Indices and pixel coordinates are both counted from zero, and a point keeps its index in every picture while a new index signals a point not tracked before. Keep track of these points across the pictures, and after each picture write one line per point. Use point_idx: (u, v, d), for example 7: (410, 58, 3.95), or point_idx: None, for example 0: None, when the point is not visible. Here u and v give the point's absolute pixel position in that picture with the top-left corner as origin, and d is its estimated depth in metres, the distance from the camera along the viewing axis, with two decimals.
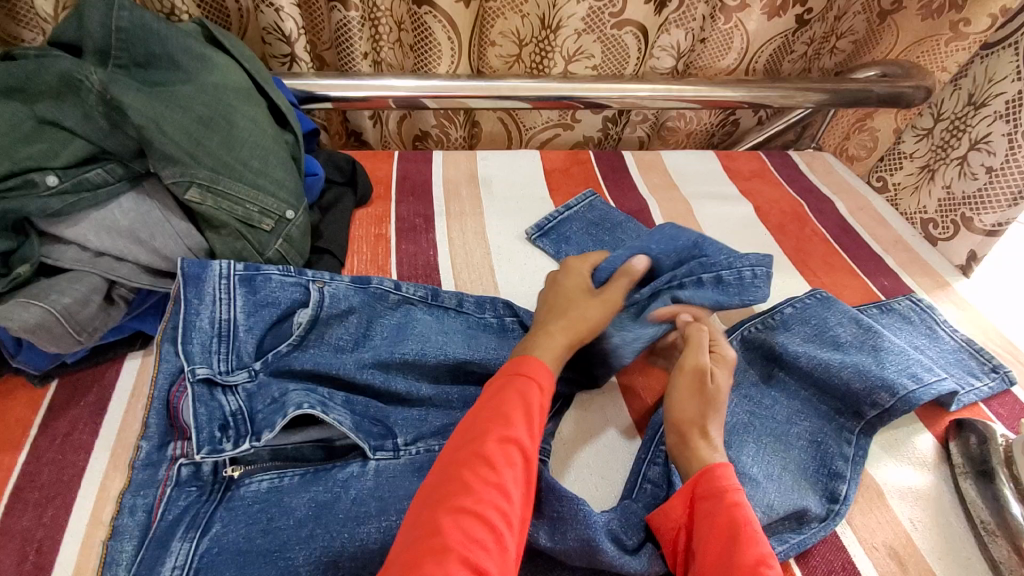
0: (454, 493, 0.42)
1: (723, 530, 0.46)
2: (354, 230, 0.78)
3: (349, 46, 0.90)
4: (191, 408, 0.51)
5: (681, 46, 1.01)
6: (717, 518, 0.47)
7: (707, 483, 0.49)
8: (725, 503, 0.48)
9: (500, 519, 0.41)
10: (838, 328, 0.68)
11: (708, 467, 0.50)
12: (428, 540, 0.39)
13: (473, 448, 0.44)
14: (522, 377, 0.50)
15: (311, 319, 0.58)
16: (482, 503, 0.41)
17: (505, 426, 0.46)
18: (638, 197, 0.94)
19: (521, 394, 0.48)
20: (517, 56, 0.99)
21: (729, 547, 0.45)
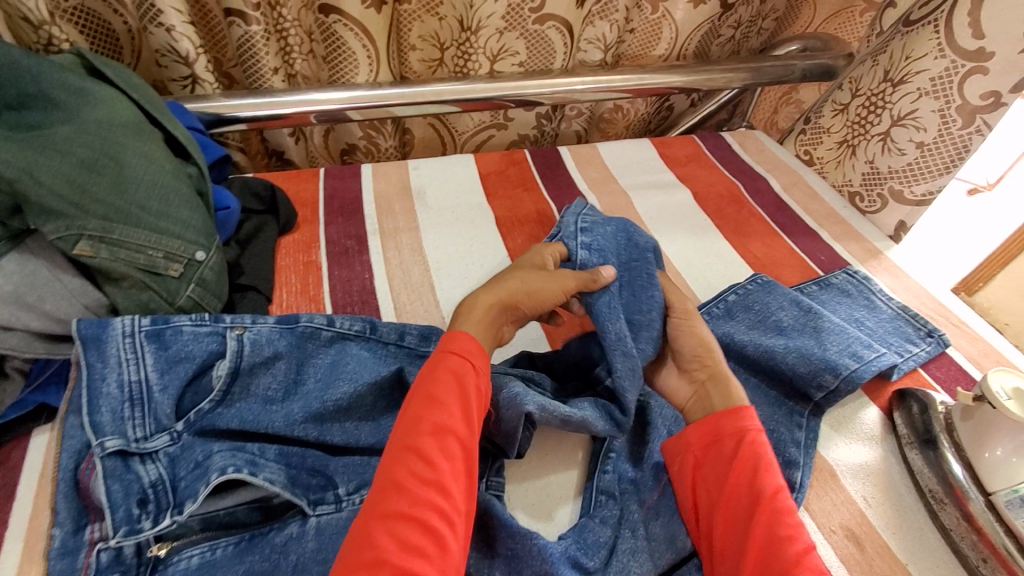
0: (389, 495, 0.43)
1: (750, 467, 0.50)
2: (280, 259, 0.73)
3: (255, 62, 0.84)
4: (102, 486, 0.47)
5: (607, 38, 0.99)
6: (743, 458, 0.51)
7: (731, 424, 0.53)
8: (750, 442, 0.51)
9: (437, 517, 0.43)
10: (779, 312, 0.68)
11: (732, 410, 0.54)
12: (360, 555, 0.40)
13: (405, 444, 0.46)
14: (456, 357, 0.51)
15: (231, 370, 0.55)
16: (417, 503, 0.43)
17: (439, 418, 0.47)
18: (577, 193, 0.92)
19: (452, 378, 0.49)
20: (440, 59, 0.96)
21: (751, 479, 0.49)
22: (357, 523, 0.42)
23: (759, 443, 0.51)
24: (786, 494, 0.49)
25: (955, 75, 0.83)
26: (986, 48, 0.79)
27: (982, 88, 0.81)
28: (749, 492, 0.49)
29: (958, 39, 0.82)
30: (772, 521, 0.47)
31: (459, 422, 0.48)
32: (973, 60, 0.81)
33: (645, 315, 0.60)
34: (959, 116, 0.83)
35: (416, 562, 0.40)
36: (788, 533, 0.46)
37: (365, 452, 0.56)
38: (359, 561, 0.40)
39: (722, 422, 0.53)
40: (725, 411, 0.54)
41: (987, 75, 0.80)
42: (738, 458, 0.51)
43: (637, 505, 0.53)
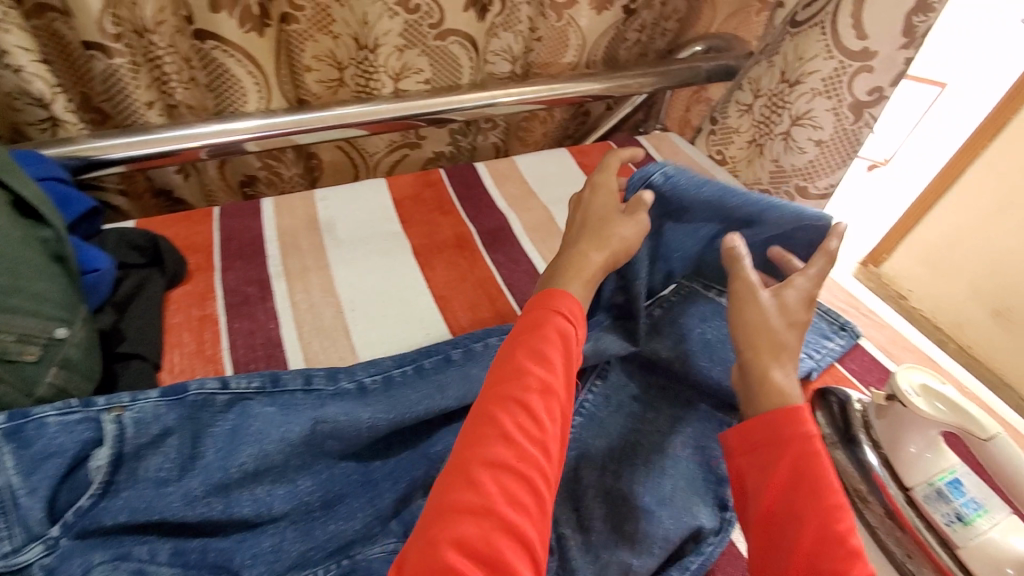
0: (491, 445, 0.43)
1: (798, 475, 0.47)
2: (169, 317, 0.66)
3: (126, 99, 0.76)
4: None
5: (514, 49, 0.97)
6: (793, 463, 0.47)
7: (782, 427, 0.49)
8: (809, 446, 0.48)
9: (541, 475, 0.43)
10: (704, 325, 0.67)
11: (784, 410, 0.50)
12: (465, 497, 0.40)
13: (509, 396, 0.45)
14: (564, 318, 0.50)
15: (111, 459, 0.49)
16: (524, 458, 0.43)
17: (544, 375, 0.47)
18: (496, 212, 0.89)
19: (557, 339, 0.49)
20: (340, 79, 0.89)
21: (792, 498, 0.46)
22: (457, 466, 0.42)
23: (816, 445, 0.48)
24: (846, 513, 0.45)
25: (843, 74, 0.87)
26: (869, 47, 0.83)
27: (868, 85, 0.86)
28: (789, 511, 0.46)
29: (844, 40, 0.85)
30: (825, 534, 0.44)
31: (561, 384, 0.47)
32: (857, 60, 0.85)
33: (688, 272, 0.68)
34: (850, 112, 0.88)
35: (513, 515, 0.40)
36: (833, 566, 0.42)
37: (279, 522, 0.51)
38: (460, 504, 0.40)
39: (774, 422, 0.50)
40: (773, 412, 0.50)
41: (871, 74, 0.85)
42: (790, 463, 0.47)
43: (576, 550, 0.52)
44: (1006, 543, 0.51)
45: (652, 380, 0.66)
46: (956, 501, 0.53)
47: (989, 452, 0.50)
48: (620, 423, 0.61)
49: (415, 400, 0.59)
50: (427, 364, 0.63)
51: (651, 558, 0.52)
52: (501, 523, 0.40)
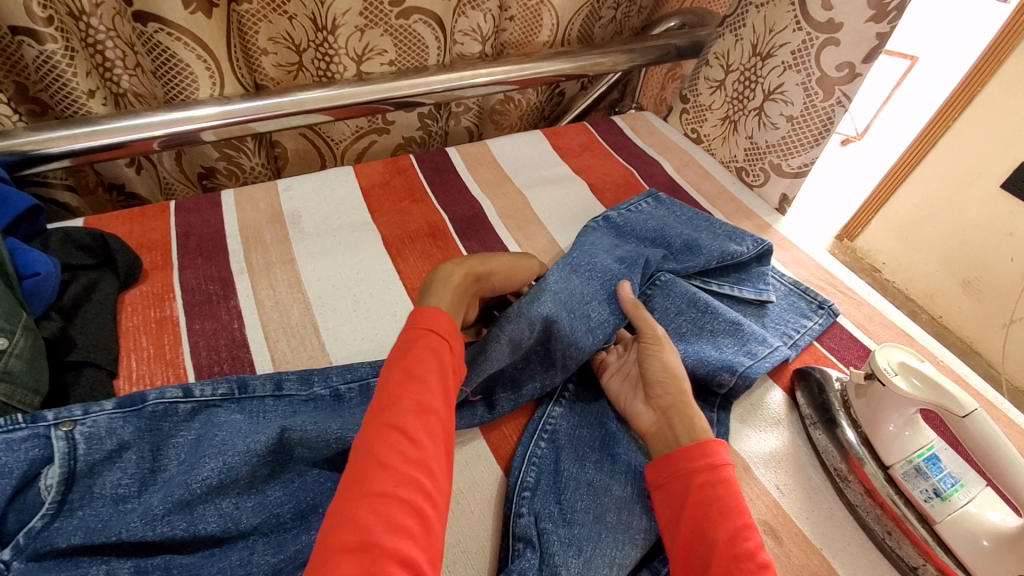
0: (372, 475, 0.40)
1: (709, 503, 0.48)
2: (124, 320, 0.62)
3: (62, 86, 0.70)
4: None
5: (483, 29, 0.93)
6: (704, 492, 0.48)
7: (690, 459, 0.50)
8: (712, 474, 0.49)
9: (423, 496, 0.40)
10: (677, 319, 0.68)
11: (699, 441, 0.51)
12: (345, 535, 0.37)
13: (386, 421, 0.43)
14: (437, 341, 0.50)
15: (65, 476, 0.45)
16: (403, 482, 0.40)
17: (420, 397, 0.45)
18: (470, 199, 0.86)
19: (432, 360, 0.48)
20: (298, 63, 0.86)
21: (702, 524, 0.47)
22: (339, 504, 0.39)
23: (726, 476, 0.49)
24: (752, 532, 0.46)
25: (811, 47, 0.84)
26: (835, 19, 0.80)
27: (836, 59, 0.82)
28: (701, 540, 0.46)
29: (812, 12, 0.83)
30: (734, 562, 0.44)
31: (439, 404, 0.46)
32: (824, 32, 0.82)
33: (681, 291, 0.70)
34: (819, 87, 0.85)
35: (404, 542, 0.37)
36: None
37: (248, 536, 0.47)
38: (344, 544, 0.36)
39: (687, 452, 0.51)
40: (688, 444, 0.51)
41: (837, 46, 0.81)
42: (702, 490, 0.48)
43: (557, 542, 0.50)
44: (982, 517, 0.52)
45: None
46: (933, 477, 0.54)
47: (966, 429, 0.50)
48: (601, 416, 0.61)
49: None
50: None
51: (634, 549, 0.51)
52: (392, 554, 0.36)
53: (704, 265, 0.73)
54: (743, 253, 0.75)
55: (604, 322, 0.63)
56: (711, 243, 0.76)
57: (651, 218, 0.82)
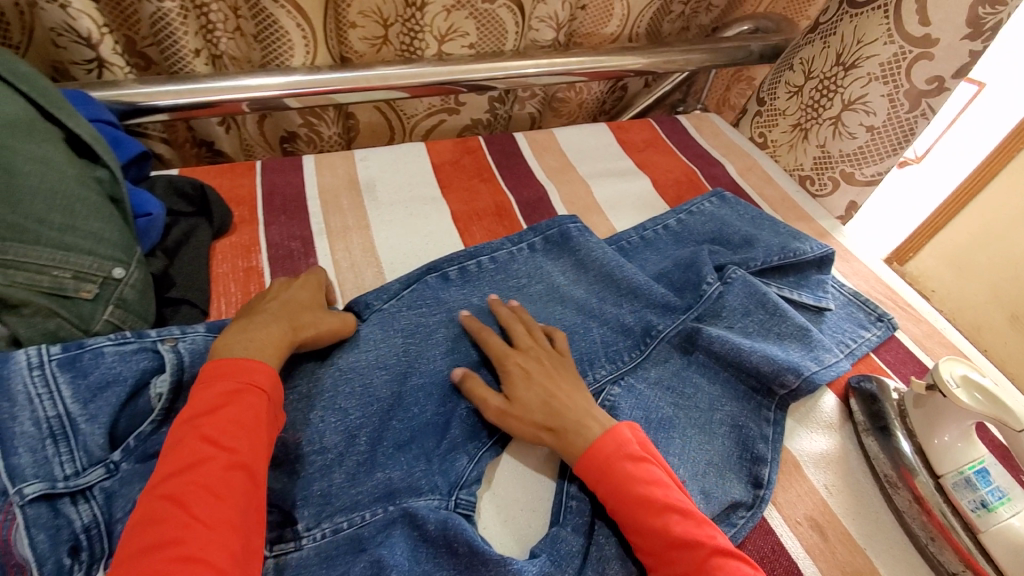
0: (172, 539, 0.38)
1: (626, 501, 0.49)
2: (216, 266, 0.67)
3: (173, 44, 0.75)
4: (25, 539, 0.40)
5: (559, 16, 0.93)
6: (616, 490, 0.50)
7: (595, 459, 0.51)
8: (620, 472, 0.50)
9: (225, 555, 0.39)
10: (745, 319, 0.69)
11: (588, 447, 0.52)
12: None
13: (190, 479, 0.41)
14: (252, 396, 0.46)
15: (173, 386, 0.50)
16: (205, 543, 0.38)
17: (230, 452, 0.43)
18: (536, 184, 0.88)
19: (246, 415, 0.45)
20: (384, 37, 0.88)
21: (632, 524, 0.48)
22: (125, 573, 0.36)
23: (625, 466, 0.50)
24: (671, 506, 0.48)
25: (902, 60, 0.87)
26: (931, 34, 0.84)
27: (927, 73, 0.85)
28: (641, 538, 0.48)
29: (906, 25, 0.86)
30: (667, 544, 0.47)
31: (255, 457, 0.44)
32: (918, 46, 0.85)
33: (732, 288, 0.71)
34: (907, 99, 0.88)
35: None
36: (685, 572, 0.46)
37: (326, 462, 0.51)
38: None
39: (588, 461, 0.51)
40: (580, 454, 0.52)
41: (931, 61, 0.85)
42: (618, 489, 0.49)
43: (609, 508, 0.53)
44: None
45: (720, 370, 0.66)
46: (982, 489, 0.55)
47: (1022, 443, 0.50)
48: (660, 399, 0.63)
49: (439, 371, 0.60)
50: (428, 281, 0.66)
51: None
52: None
53: (764, 259, 0.75)
54: (805, 252, 0.76)
55: (630, 327, 0.67)
56: (771, 239, 0.79)
57: (711, 219, 0.83)
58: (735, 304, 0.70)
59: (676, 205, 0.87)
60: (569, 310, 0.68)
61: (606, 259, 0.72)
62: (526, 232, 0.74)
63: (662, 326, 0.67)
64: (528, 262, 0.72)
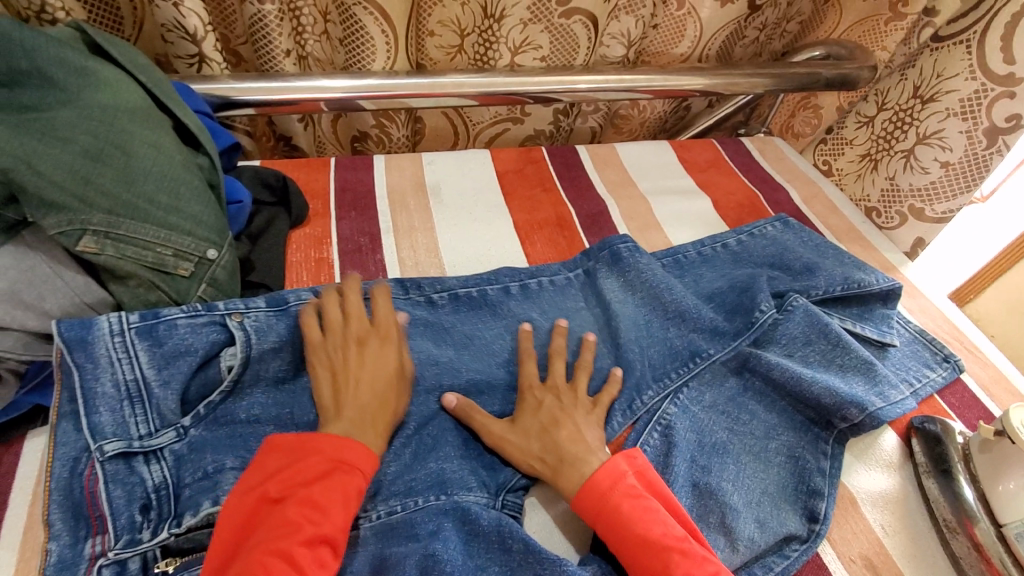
0: None
1: (622, 538, 0.48)
2: (290, 255, 0.70)
3: (267, 44, 0.79)
4: (104, 492, 0.45)
5: (631, 34, 0.95)
6: (613, 530, 0.48)
7: (591, 493, 0.50)
8: (613, 508, 0.49)
9: None
10: (805, 348, 0.68)
11: (584, 483, 0.51)
12: None
13: (276, 549, 0.41)
14: (341, 472, 0.46)
15: (242, 360, 0.52)
16: None
17: (318, 524, 0.43)
18: (596, 198, 0.89)
19: (341, 493, 0.45)
20: (459, 47, 0.91)
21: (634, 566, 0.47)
22: None
23: (618, 502, 0.49)
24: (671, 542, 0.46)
25: (983, 97, 0.85)
26: (1015, 73, 0.81)
27: (1006, 112, 0.83)
28: None
29: (990, 64, 0.84)
30: None
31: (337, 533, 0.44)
32: (1001, 84, 0.83)
33: (791, 316, 0.70)
34: (984, 136, 0.85)
35: None
36: None
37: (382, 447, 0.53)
38: None
39: (585, 498, 0.50)
40: (577, 492, 0.51)
41: (1012, 100, 0.82)
42: (613, 529, 0.48)
43: None
44: None
45: (777, 399, 0.65)
46: None
47: None
48: (714, 422, 0.62)
49: (497, 373, 0.62)
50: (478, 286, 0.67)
51: (734, 554, 0.53)
52: None
53: (826, 289, 0.74)
54: (871, 284, 0.74)
55: (688, 350, 0.66)
56: (834, 268, 0.77)
57: (771, 243, 0.82)
58: (795, 333, 0.69)
59: (736, 227, 0.86)
60: (629, 329, 0.66)
61: (653, 279, 0.70)
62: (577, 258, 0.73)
63: (712, 350, 0.66)
64: (574, 281, 0.72)
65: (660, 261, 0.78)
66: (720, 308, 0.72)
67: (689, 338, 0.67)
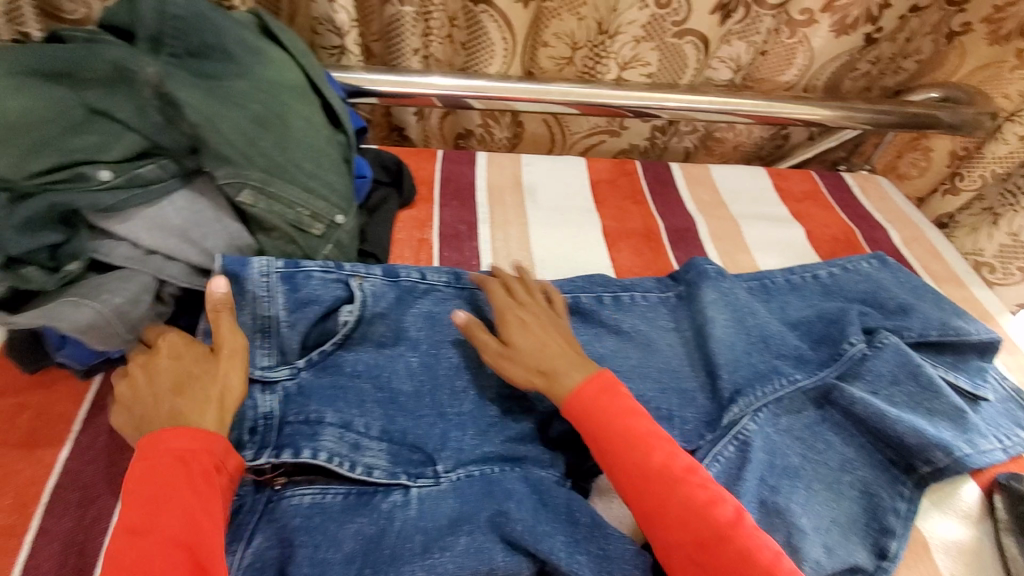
0: None
1: (616, 444, 0.51)
2: (396, 232, 0.77)
3: (400, 42, 0.88)
4: None
5: (741, 59, 0.97)
6: (606, 434, 0.52)
7: (584, 396, 0.54)
8: (609, 416, 0.53)
9: None
10: (891, 387, 0.66)
11: (573, 391, 0.54)
12: None
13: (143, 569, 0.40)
14: (203, 468, 0.45)
15: (356, 318, 0.59)
16: None
17: (169, 528, 0.42)
18: (686, 214, 0.90)
19: (187, 494, 0.43)
20: (569, 58, 0.95)
21: (630, 472, 0.50)
22: None
23: (614, 408, 0.53)
24: (671, 456, 0.51)
25: None
26: None
27: None
28: (644, 490, 0.49)
29: None
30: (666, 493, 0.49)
31: (206, 535, 0.42)
32: None
33: (881, 352, 0.68)
34: None
35: None
36: (695, 522, 0.47)
37: (462, 416, 0.58)
38: None
39: (577, 402, 0.54)
40: (568, 397, 0.54)
41: None
42: (607, 434, 0.52)
43: None
44: None
45: (859, 437, 0.63)
46: None
47: None
48: (789, 446, 0.62)
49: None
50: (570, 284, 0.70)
51: None
52: None
53: (920, 331, 0.72)
54: (968, 333, 0.72)
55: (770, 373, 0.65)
56: (930, 311, 0.75)
57: (865, 279, 0.80)
58: (891, 371, 0.67)
59: (830, 259, 0.85)
60: (723, 352, 0.66)
61: (739, 301, 0.71)
62: (659, 285, 0.74)
63: (801, 376, 0.65)
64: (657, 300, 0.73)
65: (746, 284, 0.78)
66: (806, 338, 0.71)
67: (773, 362, 0.66)
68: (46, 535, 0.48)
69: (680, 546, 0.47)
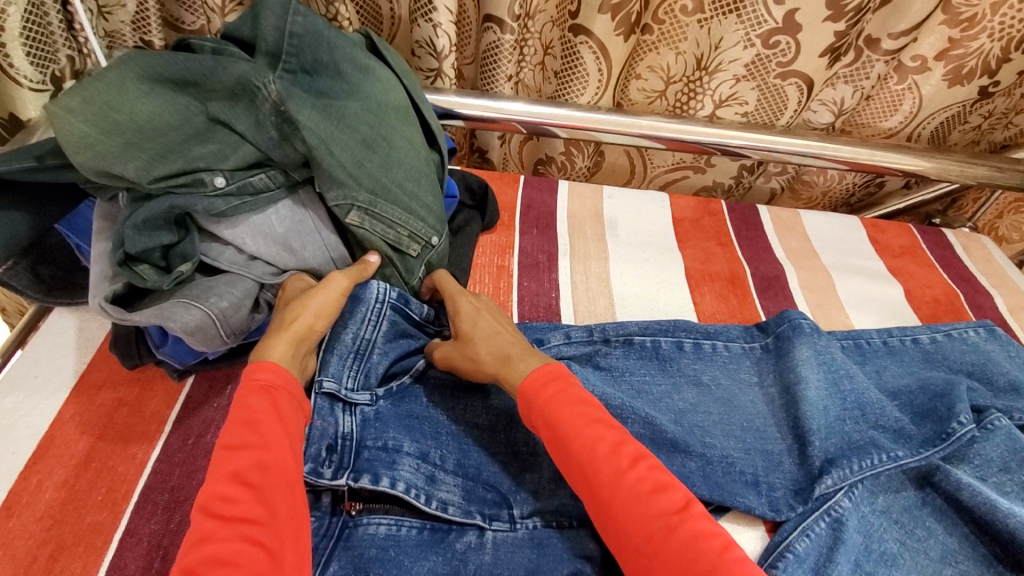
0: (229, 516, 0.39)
1: (574, 435, 0.48)
2: (477, 257, 0.77)
3: (495, 67, 0.88)
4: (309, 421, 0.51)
5: (845, 103, 0.93)
6: (563, 426, 0.49)
7: (540, 385, 0.52)
8: (566, 405, 0.50)
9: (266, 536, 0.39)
10: (1000, 474, 0.60)
11: (524, 377, 0.53)
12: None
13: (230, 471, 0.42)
14: (278, 394, 0.47)
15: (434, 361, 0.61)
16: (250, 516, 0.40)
17: (264, 449, 0.43)
18: (773, 261, 0.86)
19: (271, 411, 0.46)
20: (662, 92, 0.94)
21: (593, 469, 0.47)
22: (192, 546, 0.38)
23: (571, 400, 0.51)
24: (634, 450, 0.48)
25: None
26: None
27: None
28: (608, 488, 0.46)
29: None
30: (631, 487, 0.45)
31: (286, 447, 0.45)
32: None
33: (988, 434, 0.62)
34: None
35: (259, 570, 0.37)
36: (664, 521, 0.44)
37: (537, 456, 0.57)
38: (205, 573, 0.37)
39: (531, 391, 0.52)
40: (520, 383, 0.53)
41: None
42: (565, 423, 0.49)
43: None
44: None
45: (960, 523, 0.58)
46: None
47: None
48: (884, 527, 0.57)
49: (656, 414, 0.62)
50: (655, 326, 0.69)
51: None
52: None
53: None
54: None
55: (865, 446, 0.60)
56: None
57: (970, 350, 0.74)
58: (1003, 457, 0.61)
59: (931, 323, 0.79)
60: (817, 417, 0.61)
61: (834, 360, 0.67)
62: (752, 331, 0.71)
63: (903, 455, 0.60)
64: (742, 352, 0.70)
65: (839, 343, 0.73)
66: (906, 410, 0.66)
67: (872, 436, 0.61)
68: (133, 536, 0.49)
69: (625, 535, 0.44)
